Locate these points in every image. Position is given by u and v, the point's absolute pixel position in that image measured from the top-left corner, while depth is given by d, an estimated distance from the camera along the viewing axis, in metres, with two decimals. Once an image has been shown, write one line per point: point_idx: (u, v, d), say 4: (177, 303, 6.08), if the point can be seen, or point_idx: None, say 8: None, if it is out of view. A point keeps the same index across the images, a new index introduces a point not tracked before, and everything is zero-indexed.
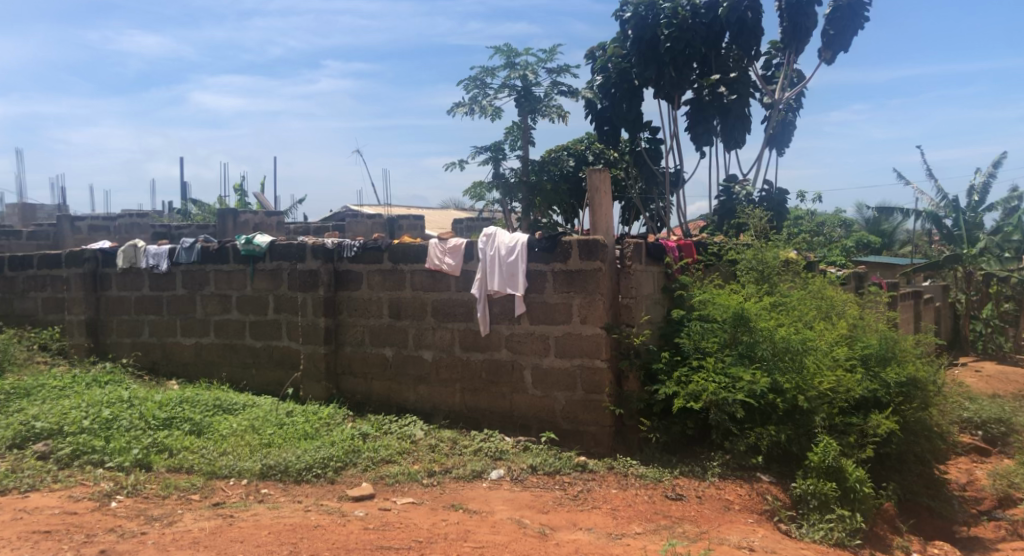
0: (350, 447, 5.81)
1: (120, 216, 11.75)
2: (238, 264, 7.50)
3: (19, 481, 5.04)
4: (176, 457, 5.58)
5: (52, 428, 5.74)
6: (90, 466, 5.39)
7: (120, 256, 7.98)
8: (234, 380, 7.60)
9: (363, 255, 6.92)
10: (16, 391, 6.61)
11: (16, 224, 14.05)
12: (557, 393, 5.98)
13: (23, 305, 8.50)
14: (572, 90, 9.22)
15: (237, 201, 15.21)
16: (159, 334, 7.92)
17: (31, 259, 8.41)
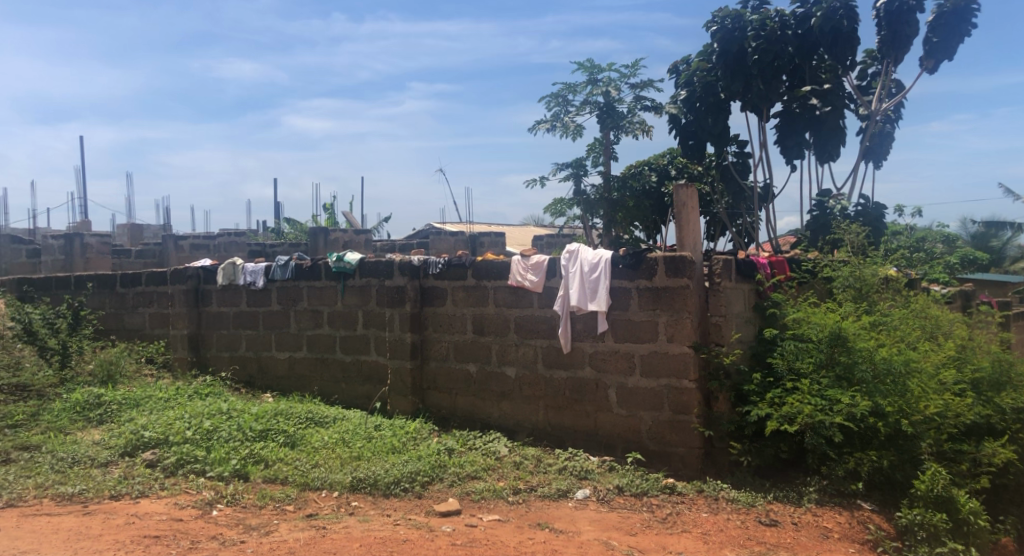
0: (437, 462, 5.89)
1: (220, 236, 12.35)
2: (329, 281, 7.74)
3: (130, 487, 5.33)
4: (272, 468, 5.79)
5: (158, 437, 6.05)
6: (193, 475, 5.65)
7: (220, 274, 8.38)
8: (325, 393, 7.83)
9: (448, 272, 7.02)
10: (127, 401, 7.00)
11: (125, 243, 14.94)
12: (643, 413, 5.90)
13: (132, 320, 9.01)
14: (655, 105, 9.13)
15: (327, 220, 15.76)
16: (255, 348, 8.25)
17: (140, 276, 8.91)
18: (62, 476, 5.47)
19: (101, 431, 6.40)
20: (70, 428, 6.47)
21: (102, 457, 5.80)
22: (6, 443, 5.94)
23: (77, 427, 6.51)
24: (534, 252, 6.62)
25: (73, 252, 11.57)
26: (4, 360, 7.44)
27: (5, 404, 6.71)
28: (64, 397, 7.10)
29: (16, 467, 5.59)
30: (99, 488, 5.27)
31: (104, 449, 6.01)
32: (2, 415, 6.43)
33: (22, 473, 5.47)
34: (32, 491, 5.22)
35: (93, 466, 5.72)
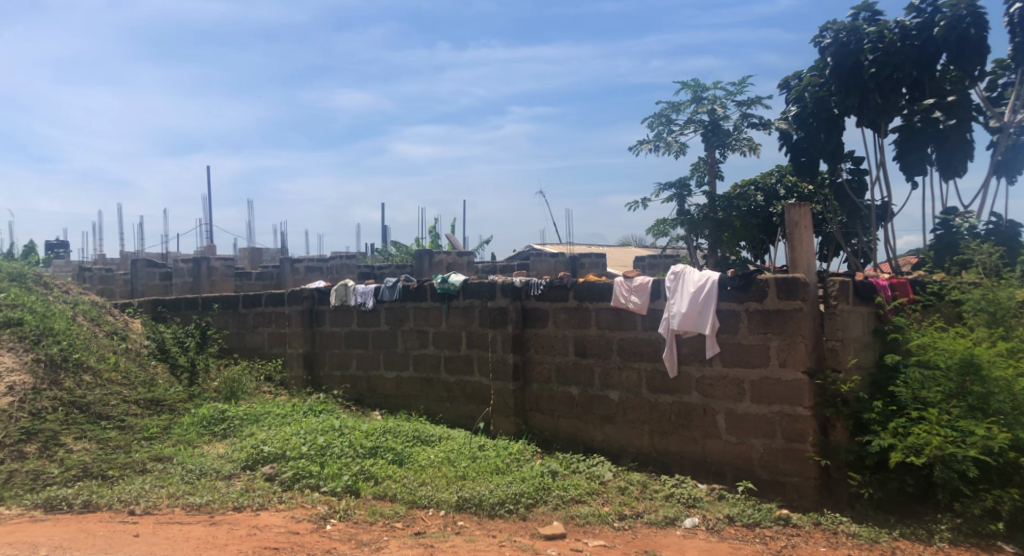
0: (541, 485, 5.89)
1: (332, 258, 12.88)
2: (435, 302, 7.93)
3: (252, 500, 5.61)
4: (381, 485, 5.95)
5: (277, 452, 6.34)
6: (309, 490, 5.89)
7: (334, 295, 8.75)
8: (430, 412, 8.00)
9: (550, 293, 7.05)
10: (248, 416, 7.38)
11: (246, 266, 15.79)
12: (754, 441, 5.70)
13: (252, 339, 9.49)
14: (763, 122, 8.89)
15: (431, 242, 16.13)
16: (365, 367, 8.53)
17: (260, 297, 9.39)
18: (191, 487, 5.82)
19: (226, 445, 6.78)
20: (197, 441, 6.88)
21: (226, 470, 6.14)
22: (143, 454, 6.38)
23: (203, 441, 6.91)
24: (637, 273, 6.56)
25: (201, 275, 12.36)
26: (140, 376, 8.02)
27: (142, 417, 7.21)
28: (192, 412, 7.54)
29: (151, 477, 5.99)
30: (223, 500, 5.57)
31: (227, 462, 6.35)
32: (138, 428, 6.92)
33: (156, 483, 5.86)
34: (165, 500, 5.58)
35: (218, 478, 6.05)
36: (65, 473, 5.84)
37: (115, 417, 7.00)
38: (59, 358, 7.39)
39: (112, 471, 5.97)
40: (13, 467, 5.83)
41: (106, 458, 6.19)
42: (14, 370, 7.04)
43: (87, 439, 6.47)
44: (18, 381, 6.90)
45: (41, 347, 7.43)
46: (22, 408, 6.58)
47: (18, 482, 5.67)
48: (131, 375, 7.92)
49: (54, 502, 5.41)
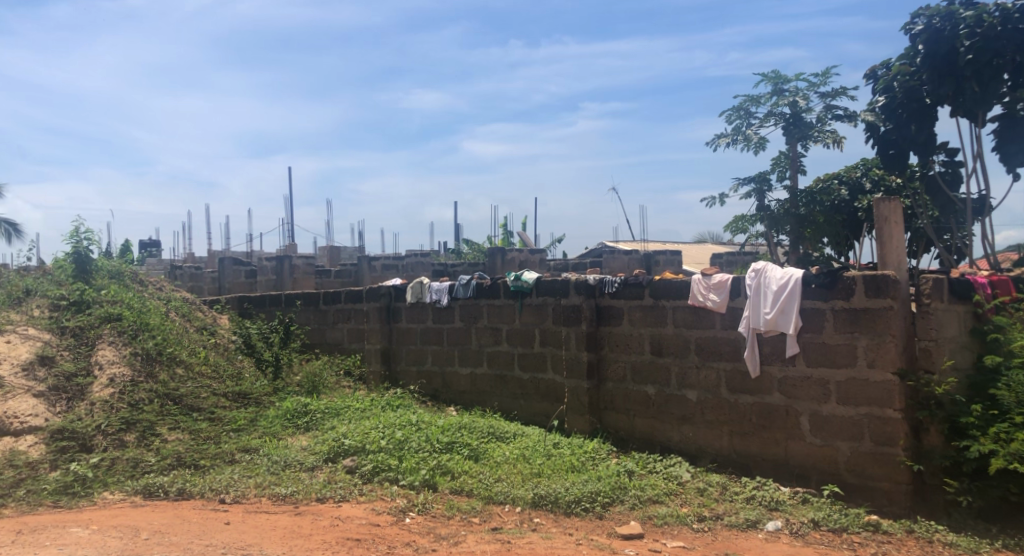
0: (618, 484, 5.84)
1: (407, 256, 13.11)
2: (508, 299, 7.97)
3: (334, 491, 5.77)
4: (458, 480, 6.02)
5: (357, 446, 6.49)
6: (388, 483, 6.01)
7: (409, 292, 8.89)
8: (504, 408, 8.03)
9: (625, 291, 6.98)
10: (329, 410, 7.59)
11: (325, 264, 16.23)
12: (840, 443, 5.51)
13: (332, 335, 9.73)
14: (849, 114, 8.57)
15: (504, 240, 16.21)
16: (440, 363, 8.64)
17: (339, 294, 9.63)
18: (276, 478, 6.02)
19: (308, 437, 6.99)
20: (282, 433, 7.12)
21: (309, 462, 6.32)
22: (231, 445, 6.64)
23: (287, 433, 7.14)
24: (715, 271, 6.43)
25: (283, 273, 12.78)
26: (228, 370, 8.35)
27: (230, 409, 7.51)
28: (277, 405, 7.80)
29: (240, 467, 6.23)
30: (307, 491, 5.75)
31: (311, 454, 6.54)
32: (227, 419, 7.21)
33: (244, 473, 6.09)
34: (253, 490, 5.79)
35: (302, 469, 6.25)
36: (162, 462, 6.14)
37: (205, 409, 7.31)
38: (155, 352, 7.77)
39: (204, 461, 6.24)
40: (114, 455, 6.17)
41: (198, 448, 6.47)
42: (114, 362, 7.45)
43: (180, 430, 6.79)
44: (118, 373, 7.29)
45: (138, 342, 7.83)
46: (121, 399, 6.95)
47: (119, 469, 5.99)
48: (220, 369, 8.26)
49: (151, 489, 5.70)
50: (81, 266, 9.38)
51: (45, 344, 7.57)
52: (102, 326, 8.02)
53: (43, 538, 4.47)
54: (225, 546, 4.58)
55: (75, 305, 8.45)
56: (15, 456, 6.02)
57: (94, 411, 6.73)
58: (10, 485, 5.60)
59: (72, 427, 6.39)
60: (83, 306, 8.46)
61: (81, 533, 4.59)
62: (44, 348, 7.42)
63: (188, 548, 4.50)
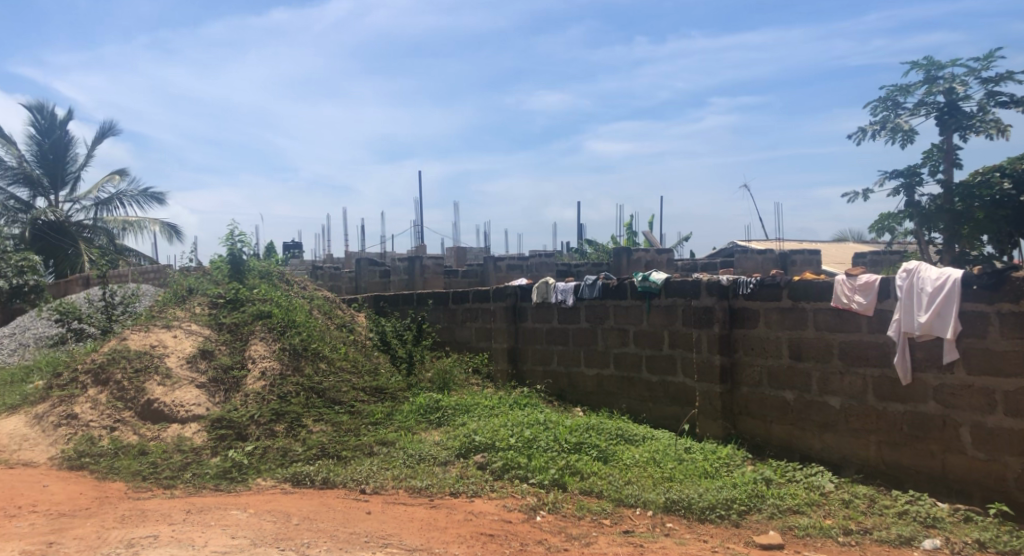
0: (755, 492, 5.62)
1: (533, 256, 13.22)
2: (635, 300, 7.86)
3: (467, 486, 5.90)
4: (588, 481, 5.99)
5: (487, 442, 6.60)
6: (518, 480, 6.08)
7: (536, 292, 8.94)
8: (632, 410, 7.92)
9: (760, 293, 6.72)
10: (459, 407, 7.76)
11: (453, 264, 16.64)
12: (1009, 459, 5.10)
13: (460, 333, 9.93)
14: (1015, 100, 7.84)
15: (629, 240, 16.01)
16: (566, 364, 8.64)
17: (467, 293, 9.82)
18: (412, 471, 6.23)
19: (441, 433, 7.18)
20: (416, 428, 7.36)
21: (442, 457, 6.49)
22: (370, 438, 6.94)
23: (421, 428, 7.37)
24: (861, 271, 6.06)
25: (415, 273, 13.22)
26: (366, 366, 8.73)
27: (368, 403, 7.85)
28: (410, 400, 8.07)
29: (378, 459, 6.49)
30: (441, 485, 5.91)
31: (443, 449, 6.72)
32: (366, 413, 7.53)
33: (382, 465, 6.34)
34: (391, 482, 6.01)
35: (435, 464, 6.42)
36: (308, 451, 6.49)
37: (346, 402, 7.68)
38: (300, 347, 8.23)
39: (346, 452, 6.55)
40: (266, 444, 6.59)
41: (340, 439, 6.80)
42: (265, 356, 7.98)
43: (324, 422, 7.16)
44: (269, 366, 7.80)
45: (285, 338, 8.34)
46: (272, 391, 7.42)
47: (270, 457, 6.40)
48: (358, 364, 8.65)
49: (299, 477, 6.05)
50: (235, 266, 10.13)
51: (206, 339, 8.22)
52: (254, 323, 8.61)
53: (208, 518, 4.84)
54: (367, 535, 4.78)
55: (230, 304, 9.14)
56: (182, 442, 6.57)
57: (248, 402, 7.24)
58: (177, 468, 6.12)
59: (229, 416, 6.90)
60: (237, 304, 9.14)
61: (240, 516, 4.93)
62: (205, 343, 8.06)
63: (334, 534, 4.74)
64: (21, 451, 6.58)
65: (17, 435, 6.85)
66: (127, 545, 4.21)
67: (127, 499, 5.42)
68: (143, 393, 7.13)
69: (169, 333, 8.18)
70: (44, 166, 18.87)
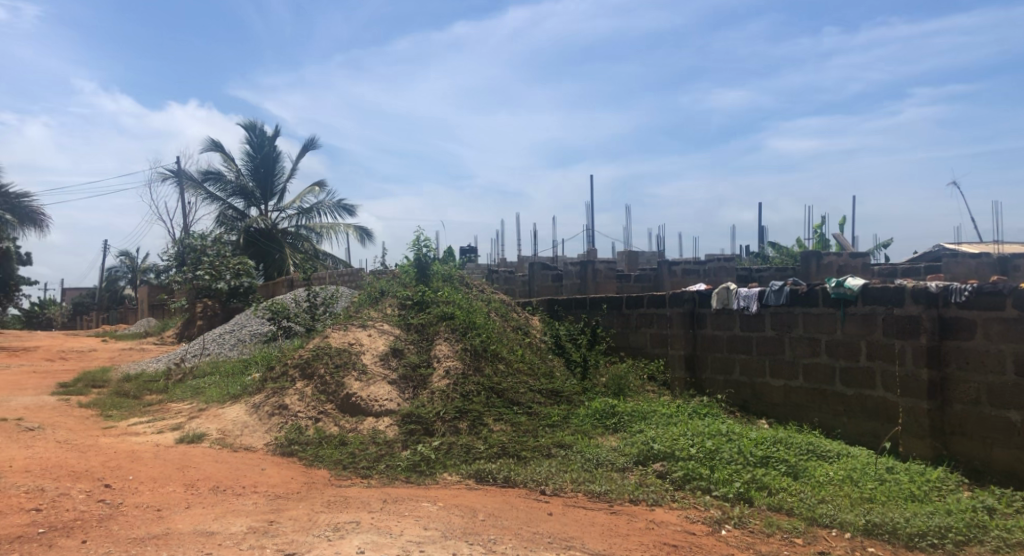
0: (974, 521, 5.04)
1: (711, 261, 12.88)
2: (828, 308, 7.36)
3: (647, 494, 5.81)
4: (776, 497, 5.67)
5: (667, 451, 6.44)
6: (700, 492, 5.88)
7: (715, 298, 8.59)
8: (825, 426, 7.40)
9: (977, 301, 6.08)
10: (636, 413, 7.65)
11: (626, 268, 16.49)
12: None
13: (635, 338, 9.71)
14: None
15: (817, 243, 15.04)
16: (750, 374, 8.22)
17: (642, 298, 9.61)
18: (590, 475, 6.22)
19: (618, 438, 7.12)
20: (593, 432, 7.34)
21: (620, 463, 6.43)
22: (548, 439, 7.01)
23: (598, 433, 7.35)
24: None
25: (587, 277, 13.23)
26: (542, 369, 8.85)
27: (546, 405, 7.94)
28: (586, 404, 8.07)
29: (556, 461, 6.54)
30: (621, 491, 5.85)
31: (621, 454, 6.64)
32: (543, 415, 7.63)
33: (561, 468, 6.38)
34: (570, 484, 6.05)
35: (614, 469, 6.37)
36: (490, 449, 6.69)
37: (524, 403, 7.82)
38: (480, 348, 8.51)
39: (525, 452, 6.68)
40: (451, 440, 6.87)
41: (520, 439, 6.95)
42: (448, 356, 8.32)
43: (504, 421, 7.35)
44: (452, 365, 8.11)
45: (467, 339, 8.65)
46: (455, 390, 7.72)
47: (455, 453, 6.65)
48: (535, 367, 8.79)
49: (482, 474, 6.24)
50: (421, 270, 10.73)
51: (395, 338, 8.73)
52: (439, 324, 9.01)
53: (402, 508, 5.12)
54: (550, 535, 4.83)
55: (417, 305, 9.64)
56: (376, 435, 7.02)
57: (434, 399, 7.58)
58: (373, 459, 6.54)
59: (418, 412, 7.27)
60: (423, 306, 9.62)
61: (431, 508, 5.18)
62: (395, 342, 8.56)
63: (518, 532, 4.83)
64: (242, 435, 7.33)
65: (239, 422, 7.64)
66: (334, 529, 4.55)
67: (331, 486, 5.86)
68: (342, 388, 7.70)
69: (364, 332, 8.78)
70: (256, 179, 21.00)
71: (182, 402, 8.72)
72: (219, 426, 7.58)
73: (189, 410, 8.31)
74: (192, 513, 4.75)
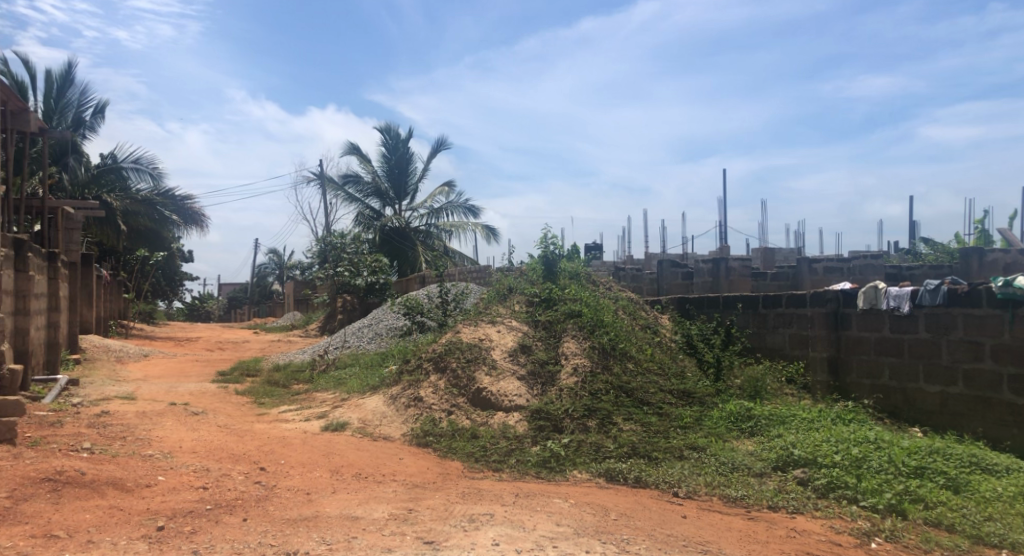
0: None
1: (857, 259, 12.19)
2: (992, 310, 6.85)
3: (787, 501, 5.55)
4: (933, 511, 5.25)
5: (808, 458, 6.13)
6: (845, 501, 5.56)
7: (861, 297, 8.08)
8: (991, 437, 6.83)
9: None
10: (775, 417, 7.32)
11: (761, 266, 15.85)
12: None
13: (773, 339, 9.30)
14: None
15: (978, 239, 13.81)
16: (900, 378, 7.68)
17: (780, 297, 9.19)
18: (725, 479, 6.03)
19: (755, 443, 6.85)
20: (727, 435, 7.10)
21: (757, 468, 6.18)
22: (680, 441, 6.85)
23: (733, 436, 7.10)
24: None
25: (720, 275, 12.81)
26: (673, 369, 8.66)
27: (677, 406, 7.75)
28: (720, 406, 7.81)
29: (689, 463, 6.39)
30: (758, 497, 5.63)
31: (758, 459, 6.38)
32: (675, 416, 7.46)
33: (694, 470, 6.22)
34: (704, 488, 5.88)
35: (750, 474, 6.14)
36: (619, 449, 6.63)
37: (654, 403, 7.68)
38: (609, 347, 8.45)
39: (656, 453, 6.56)
40: (581, 438, 6.87)
41: (651, 440, 6.84)
42: (577, 354, 8.32)
43: (634, 421, 7.25)
44: (580, 363, 8.12)
45: (595, 337, 8.62)
46: (584, 388, 7.71)
47: (585, 451, 6.64)
48: (665, 367, 8.62)
49: (613, 473, 6.20)
50: (548, 268, 10.79)
51: (524, 335, 8.83)
52: (567, 321, 9.02)
53: (534, 503, 5.17)
54: (685, 538, 4.73)
55: (545, 302, 9.71)
56: (507, 430, 7.14)
57: (563, 396, 7.61)
58: (504, 453, 6.65)
59: (547, 409, 7.32)
60: (551, 303, 9.67)
61: (563, 504, 5.19)
62: (524, 339, 8.66)
63: (652, 534, 4.75)
64: (381, 425, 7.66)
65: (378, 412, 7.99)
66: (470, 520, 4.66)
67: (465, 478, 6.02)
68: (473, 382, 7.88)
69: (494, 328, 8.95)
70: (391, 180, 21.88)
71: (325, 392, 9.23)
72: (360, 416, 7.96)
73: (333, 399, 8.79)
74: (338, 498, 5.01)
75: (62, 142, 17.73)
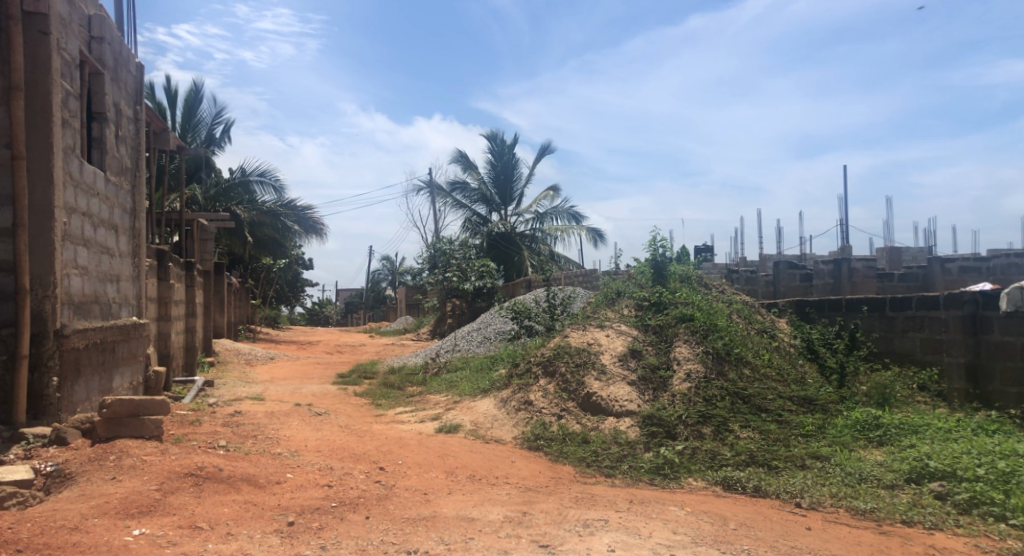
0: None
1: (997, 256, 11.50)
2: None
3: (923, 516, 5.20)
4: None
5: (945, 470, 5.72)
6: (992, 518, 5.15)
7: (1004, 298, 7.48)
8: None
9: None
10: (906, 427, 6.89)
11: (885, 265, 15.12)
12: None
13: (902, 344, 8.77)
14: None
15: None
16: None
17: (910, 299, 8.66)
18: (853, 490, 5.71)
19: (884, 453, 6.47)
20: (853, 444, 6.73)
21: (888, 479, 5.82)
22: (802, 450, 6.56)
23: (859, 445, 6.73)
24: None
25: (841, 276, 12.21)
26: (792, 375, 8.30)
27: (797, 413, 7.41)
28: (845, 414, 7.41)
29: (812, 473, 6.10)
30: (891, 510, 5.31)
31: (889, 471, 6.00)
32: (796, 424, 7.14)
33: (818, 481, 5.93)
34: (829, 499, 5.60)
35: (881, 486, 5.78)
36: (737, 457, 6.42)
37: (773, 410, 7.37)
38: (723, 352, 8.20)
39: (776, 462, 6.31)
40: (695, 445, 6.71)
41: (770, 448, 6.58)
42: (690, 358, 8.14)
43: (751, 429, 7.00)
44: (693, 368, 7.94)
45: (709, 341, 8.39)
46: (698, 393, 7.53)
47: (700, 458, 6.47)
48: (784, 373, 8.28)
49: (730, 482, 6.00)
50: (657, 271, 10.62)
51: (634, 339, 8.72)
52: (678, 325, 8.84)
53: (649, 510, 5.09)
54: (810, 551, 4.53)
55: (655, 306, 9.56)
56: (618, 435, 7.06)
57: (675, 402, 7.46)
58: (616, 459, 6.59)
59: (659, 415, 7.20)
60: (661, 307, 9.50)
61: (679, 512, 5.08)
62: (633, 343, 8.54)
63: (774, 545, 4.58)
64: (493, 428, 7.76)
65: (489, 415, 8.10)
66: (584, 525, 4.64)
67: (577, 482, 6.01)
68: (583, 386, 7.86)
69: (602, 333, 8.90)
70: (497, 186, 22.15)
71: (438, 394, 9.46)
72: (472, 418, 8.10)
73: (445, 401, 8.99)
74: (454, 499, 5.12)
75: (197, 159, 19.05)
